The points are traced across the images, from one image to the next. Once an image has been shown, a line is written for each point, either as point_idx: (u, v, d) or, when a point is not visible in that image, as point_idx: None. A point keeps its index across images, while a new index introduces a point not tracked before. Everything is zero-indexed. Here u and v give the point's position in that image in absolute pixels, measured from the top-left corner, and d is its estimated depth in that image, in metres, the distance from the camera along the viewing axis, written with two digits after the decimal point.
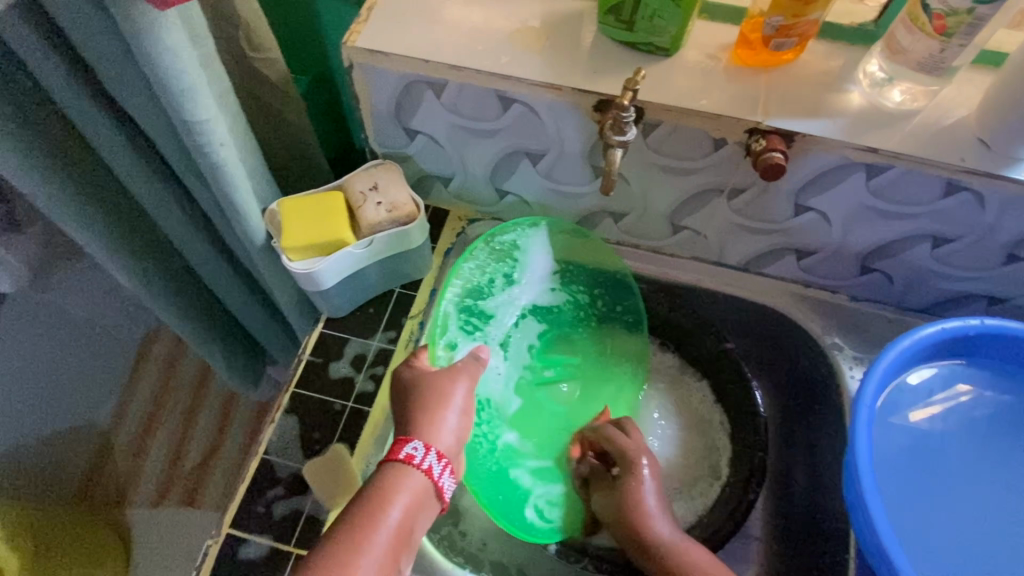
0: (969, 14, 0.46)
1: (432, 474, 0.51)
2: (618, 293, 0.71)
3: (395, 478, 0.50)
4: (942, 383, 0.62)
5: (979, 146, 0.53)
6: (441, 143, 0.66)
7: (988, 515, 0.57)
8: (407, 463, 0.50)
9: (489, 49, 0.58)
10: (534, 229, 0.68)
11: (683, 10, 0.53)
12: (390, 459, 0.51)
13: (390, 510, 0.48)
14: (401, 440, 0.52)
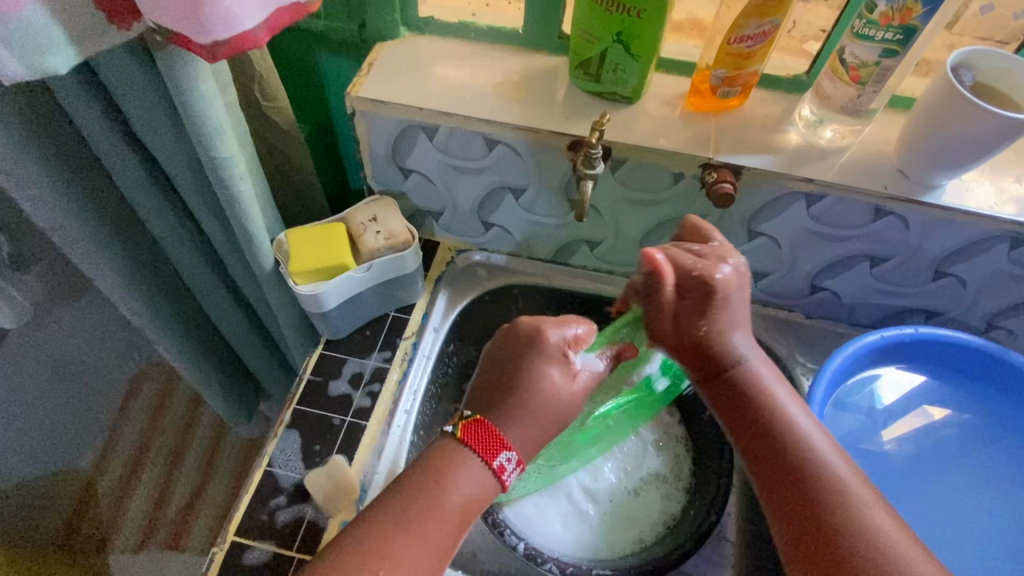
0: (877, 65, 0.56)
1: (504, 482, 0.54)
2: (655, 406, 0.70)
3: (472, 470, 0.53)
4: (906, 405, 0.69)
5: (900, 176, 0.62)
6: (433, 181, 0.73)
7: (967, 522, 0.62)
8: (494, 470, 0.53)
9: (476, 98, 0.67)
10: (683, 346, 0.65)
11: (642, 64, 0.62)
12: (481, 453, 0.53)
13: (457, 505, 0.51)
14: (499, 443, 0.54)
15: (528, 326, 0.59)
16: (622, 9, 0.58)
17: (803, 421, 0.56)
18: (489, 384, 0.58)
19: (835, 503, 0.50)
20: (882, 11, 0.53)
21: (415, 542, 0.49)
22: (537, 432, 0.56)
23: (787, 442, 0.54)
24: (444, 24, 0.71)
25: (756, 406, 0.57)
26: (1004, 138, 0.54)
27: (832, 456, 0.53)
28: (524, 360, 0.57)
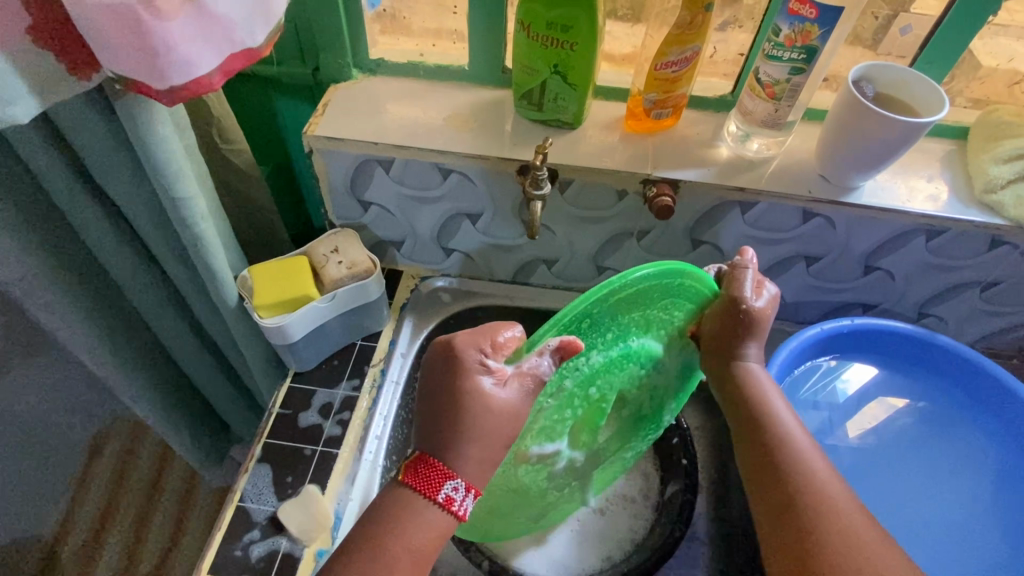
0: (788, 82, 0.62)
1: (460, 513, 0.51)
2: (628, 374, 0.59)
3: (420, 509, 0.50)
4: (860, 400, 0.73)
5: (821, 181, 0.68)
6: (392, 212, 0.76)
7: (932, 506, 0.65)
8: (443, 502, 0.51)
9: (428, 131, 0.71)
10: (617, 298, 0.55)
11: (579, 92, 0.68)
12: (424, 492, 0.51)
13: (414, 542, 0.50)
14: (442, 476, 0.51)
15: (443, 351, 0.55)
16: (557, 43, 0.63)
17: (785, 422, 0.58)
18: (426, 412, 0.54)
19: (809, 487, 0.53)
20: (786, 34, 0.59)
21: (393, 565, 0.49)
22: (489, 450, 0.52)
23: (771, 434, 0.57)
24: (393, 64, 0.76)
25: (744, 405, 0.59)
26: (907, 140, 0.60)
27: (803, 451, 0.56)
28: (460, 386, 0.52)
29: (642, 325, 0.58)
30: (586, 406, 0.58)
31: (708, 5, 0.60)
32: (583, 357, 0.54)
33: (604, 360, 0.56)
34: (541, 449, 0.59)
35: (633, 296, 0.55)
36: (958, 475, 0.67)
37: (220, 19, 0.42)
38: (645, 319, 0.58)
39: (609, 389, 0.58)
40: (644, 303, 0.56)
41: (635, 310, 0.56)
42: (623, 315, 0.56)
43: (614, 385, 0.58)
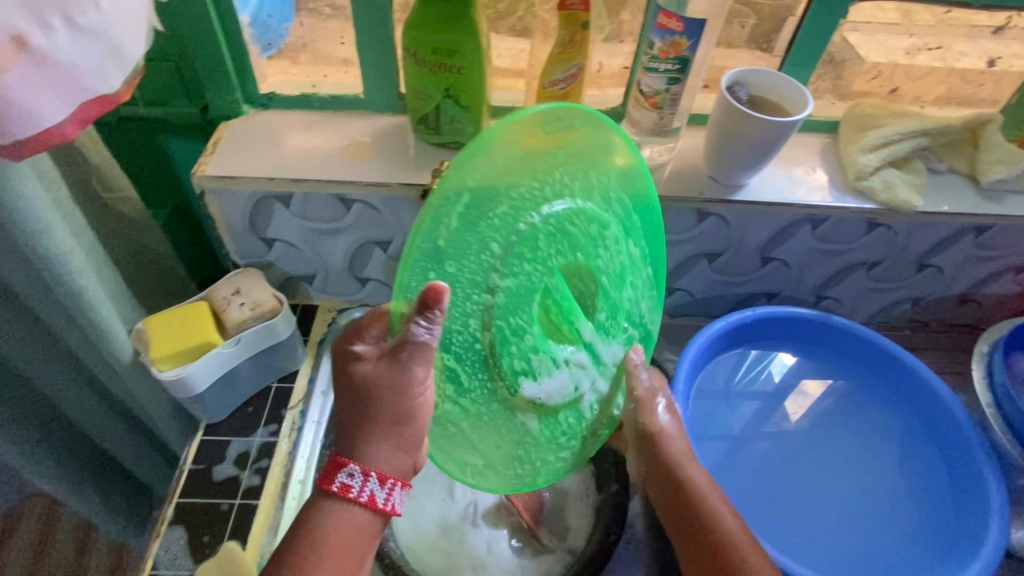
0: (668, 92, 0.65)
1: (369, 503, 0.47)
2: (563, 231, 0.49)
3: (333, 510, 0.47)
4: (782, 389, 0.75)
5: (711, 182, 0.71)
6: (298, 246, 0.74)
7: (859, 485, 0.68)
8: (341, 493, 0.47)
9: (325, 162, 0.69)
10: (477, 197, 0.42)
11: (473, 113, 0.68)
12: (321, 488, 0.47)
13: (327, 547, 0.46)
14: (336, 466, 0.47)
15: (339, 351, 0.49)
16: (445, 67, 0.64)
17: (693, 475, 0.60)
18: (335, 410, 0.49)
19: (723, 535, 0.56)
20: (659, 47, 0.62)
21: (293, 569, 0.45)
22: (396, 437, 0.47)
23: (686, 495, 0.59)
24: (285, 97, 0.74)
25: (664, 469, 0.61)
26: (779, 137, 0.64)
27: (709, 496, 0.59)
28: (354, 379, 0.47)
29: (510, 207, 0.45)
30: (545, 313, 0.51)
31: (585, 24, 0.62)
32: (469, 283, 0.44)
33: (507, 257, 0.46)
34: (542, 392, 0.52)
35: (471, 211, 0.43)
36: (881, 451, 0.71)
37: (65, 69, 0.40)
38: (515, 207, 0.45)
39: (546, 265, 0.49)
40: (482, 202, 0.43)
41: (485, 211, 0.43)
42: (480, 221, 0.44)
43: (548, 264, 0.50)
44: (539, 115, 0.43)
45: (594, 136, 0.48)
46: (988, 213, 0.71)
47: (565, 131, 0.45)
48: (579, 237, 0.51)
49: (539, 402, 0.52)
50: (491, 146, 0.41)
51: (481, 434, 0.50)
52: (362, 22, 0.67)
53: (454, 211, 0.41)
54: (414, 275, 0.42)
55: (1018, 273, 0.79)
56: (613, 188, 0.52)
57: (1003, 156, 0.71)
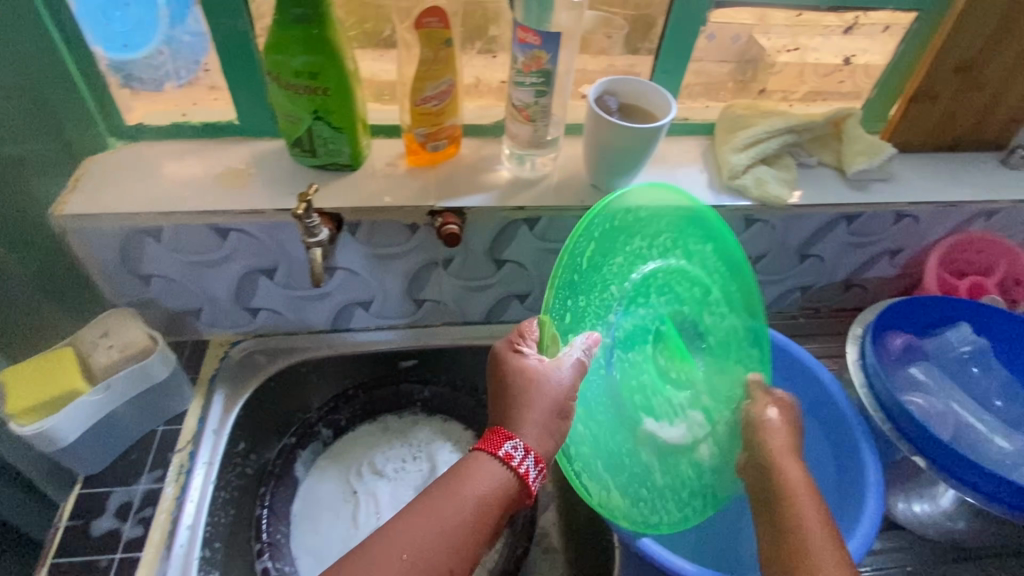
0: (537, 104, 0.65)
1: (522, 473, 0.53)
2: (675, 286, 0.65)
3: (487, 469, 0.53)
4: None
5: (594, 190, 0.73)
6: (178, 281, 0.71)
7: None
8: (505, 461, 0.53)
9: (197, 193, 0.67)
10: (643, 227, 0.60)
11: (348, 134, 0.67)
12: (487, 450, 0.54)
13: (472, 498, 0.51)
14: (502, 436, 0.54)
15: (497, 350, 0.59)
16: (310, 90, 0.62)
17: (796, 486, 0.57)
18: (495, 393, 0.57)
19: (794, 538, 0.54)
20: (522, 61, 0.62)
21: (396, 547, 0.49)
22: (551, 422, 0.54)
23: (782, 507, 0.57)
24: (155, 128, 0.72)
25: (767, 480, 0.59)
26: (647, 141, 0.66)
27: (802, 501, 0.56)
28: (512, 374, 0.56)
29: (647, 264, 0.62)
30: (627, 364, 0.64)
31: (448, 41, 0.62)
32: (593, 316, 0.59)
33: (585, 300, 0.58)
34: (667, 429, 0.63)
35: (598, 254, 0.58)
36: None
37: None
38: (631, 258, 0.60)
39: (657, 311, 0.65)
40: (634, 247, 0.60)
41: (606, 260, 0.59)
42: (614, 266, 0.60)
43: (657, 312, 0.64)
44: (688, 201, 0.61)
45: (708, 218, 0.62)
46: (855, 203, 0.75)
47: (631, 213, 0.59)
48: (685, 295, 0.65)
49: (662, 437, 0.62)
50: (644, 203, 0.59)
51: (603, 464, 0.59)
52: (223, 48, 0.65)
53: (583, 249, 0.56)
54: (558, 303, 0.56)
55: (894, 256, 0.83)
56: (709, 257, 0.64)
57: (864, 148, 0.75)
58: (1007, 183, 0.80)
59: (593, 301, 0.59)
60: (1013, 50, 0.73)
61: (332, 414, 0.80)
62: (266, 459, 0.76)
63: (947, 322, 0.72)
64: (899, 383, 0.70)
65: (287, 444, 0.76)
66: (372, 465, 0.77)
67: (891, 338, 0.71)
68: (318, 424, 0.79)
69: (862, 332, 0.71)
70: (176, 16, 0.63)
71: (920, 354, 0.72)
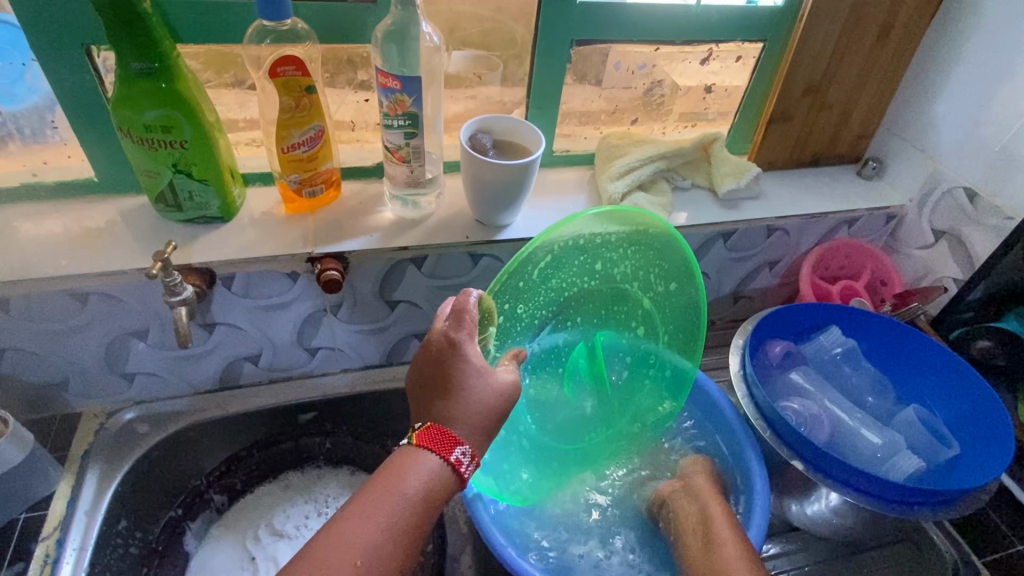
0: (409, 146, 0.66)
1: (464, 477, 0.53)
2: (616, 303, 0.67)
3: (432, 470, 0.52)
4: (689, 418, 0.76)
5: (478, 225, 0.73)
6: (36, 352, 0.66)
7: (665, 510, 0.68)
8: (453, 466, 0.52)
9: (48, 257, 0.63)
10: (604, 241, 0.62)
11: (215, 186, 0.65)
12: (435, 450, 0.52)
13: (414, 495, 0.51)
14: (452, 440, 0.53)
15: (436, 342, 0.55)
16: (165, 144, 0.60)
17: (714, 507, 0.63)
18: (427, 384, 0.55)
19: (713, 569, 0.57)
20: (387, 105, 0.63)
21: (339, 555, 0.47)
22: (486, 429, 0.55)
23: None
24: (3, 190, 0.67)
25: (700, 508, 0.64)
26: (521, 175, 0.67)
27: (717, 522, 0.62)
28: (451, 372, 0.54)
29: (593, 283, 0.65)
30: (557, 369, 0.69)
31: (309, 88, 0.61)
32: (530, 316, 0.63)
33: (526, 309, 0.62)
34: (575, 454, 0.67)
35: (551, 267, 0.61)
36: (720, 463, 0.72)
37: None
38: (583, 270, 0.64)
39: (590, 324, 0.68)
40: (591, 263, 0.64)
41: (557, 270, 0.62)
42: (565, 277, 0.64)
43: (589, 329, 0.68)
44: (660, 222, 0.61)
45: (672, 257, 0.63)
46: (727, 220, 0.79)
47: (596, 234, 0.61)
48: (623, 315, 0.68)
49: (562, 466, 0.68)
50: (614, 223, 0.61)
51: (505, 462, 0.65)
52: (70, 105, 0.62)
53: (535, 260, 0.59)
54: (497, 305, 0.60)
55: (773, 267, 0.88)
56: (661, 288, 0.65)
57: (730, 169, 0.79)
58: (863, 192, 0.87)
59: (530, 310, 0.63)
60: (852, 72, 0.79)
61: (224, 479, 0.75)
62: (151, 536, 0.71)
63: (820, 327, 0.77)
64: (782, 388, 0.74)
65: (173, 517, 0.71)
66: (271, 526, 0.73)
67: (771, 346, 0.75)
68: (209, 491, 0.74)
69: (744, 343, 0.73)
70: (14, 76, 0.61)
71: (800, 358, 0.76)
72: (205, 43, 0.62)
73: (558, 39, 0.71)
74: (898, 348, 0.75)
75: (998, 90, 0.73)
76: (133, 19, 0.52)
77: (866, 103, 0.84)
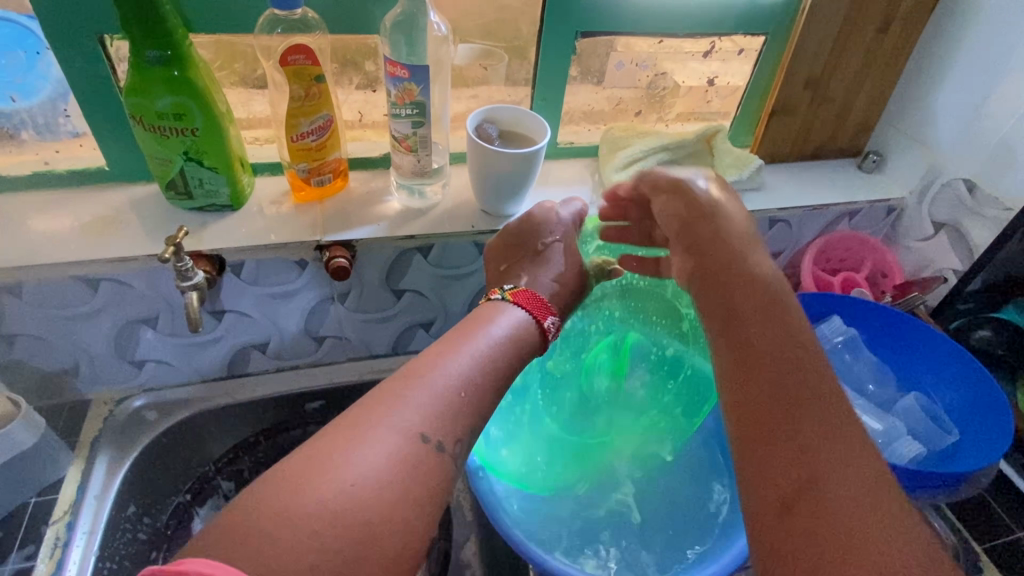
0: (416, 136, 0.67)
1: (545, 338, 0.58)
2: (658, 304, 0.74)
3: (521, 320, 0.57)
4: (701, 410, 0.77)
5: (484, 215, 0.74)
6: (47, 338, 0.67)
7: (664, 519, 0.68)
8: (542, 328, 0.58)
9: (60, 244, 0.64)
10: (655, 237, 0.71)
11: (225, 175, 0.66)
12: (526, 306, 0.58)
13: (500, 337, 0.54)
14: (541, 303, 0.59)
15: (521, 227, 0.66)
16: (177, 131, 0.61)
17: (737, 260, 0.56)
18: (517, 261, 0.64)
19: (753, 392, 0.45)
20: (395, 94, 0.64)
21: (402, 410, 0.44)
22: None
23: (758, 361, 0.47)
24: (15, 179, 0.68)
25: (743, 306, 0.51)
26: (528, 164, 0.67)
27: (778, 338, 0.48)
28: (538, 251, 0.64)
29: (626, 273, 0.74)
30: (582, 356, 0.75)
31: (318, 77, 0.62)
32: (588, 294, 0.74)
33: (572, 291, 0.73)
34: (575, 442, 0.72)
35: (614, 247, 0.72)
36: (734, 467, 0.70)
37: None
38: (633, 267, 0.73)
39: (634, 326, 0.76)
40: (626, 249, 0.74)
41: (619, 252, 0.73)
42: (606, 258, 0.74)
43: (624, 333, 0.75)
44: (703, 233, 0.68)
45: None
46: None
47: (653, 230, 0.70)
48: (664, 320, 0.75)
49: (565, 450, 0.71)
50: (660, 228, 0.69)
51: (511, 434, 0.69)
52: (83, 94, 0.63)
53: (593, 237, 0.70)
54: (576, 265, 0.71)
55: (774, 259, 0.89)
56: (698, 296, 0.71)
57: (732, 161, 0.81)
58: (863, 186, 0.88)
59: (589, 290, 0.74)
60: (853, 66, 0.80)
61: (231, 465, 0.76)
62: (160, 522, 0.72)
63: (822, 316, 0.77)
64: None
65: (181, 502, 0.73)
66: None
67: None
68: (217, 477, 0.76)
69: None
70: (25, 65, 0.62)
71: None
72: (215, 34, 0.63)
73: (563, 33, 0.72)
74: (899, 336, 0.76)
75: (998, 84, 0.74)
76: (146, 7, 0.53)
77: (867, 97, 0.85)
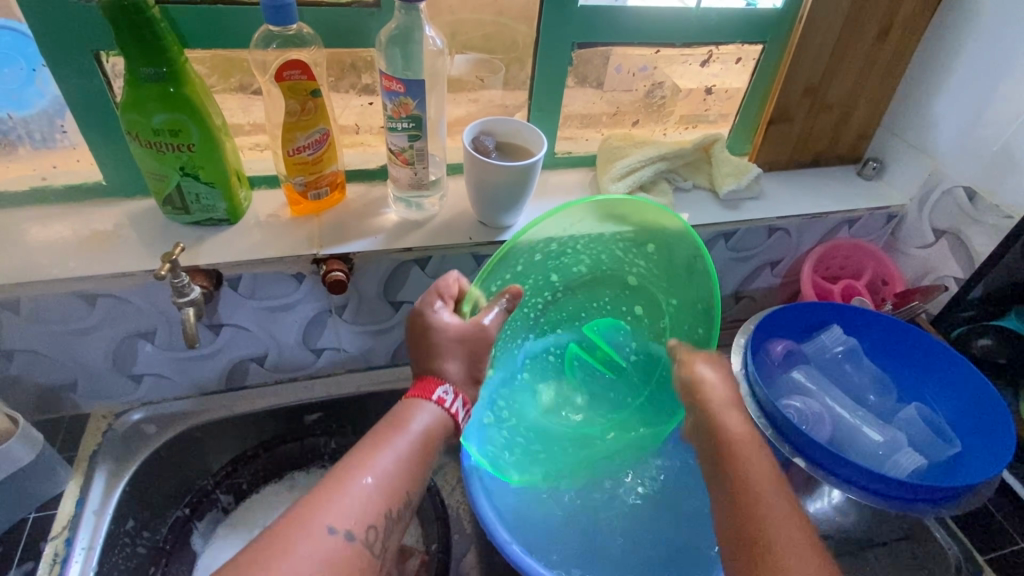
0: (412, 149, 0.66)
1: (453, 413, 0.59)
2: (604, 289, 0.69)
3: (424, 410, 0.58)
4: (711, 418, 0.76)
5: (481, 226, 0.74)
6: (45, 353, 0.67)
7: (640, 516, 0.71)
8: (439, 404, 0.58)
9: (57, 259, 0.64)
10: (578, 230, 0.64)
11: (221, 189, 0.66)
12: (424, 396, 0.59)
13: (410, 432, 0.56)
14: (434, 382, 0.59)
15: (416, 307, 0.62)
16: (173, 147, 0.61)
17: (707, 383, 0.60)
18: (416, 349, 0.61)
19: (742, 526, 0.51)
20: (391, 108, 0.64)
21: None
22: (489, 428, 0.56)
23: (726, 468, 0.55)
24: (13, 194, 0.68)
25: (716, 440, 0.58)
26: (523, 177, 0.67)
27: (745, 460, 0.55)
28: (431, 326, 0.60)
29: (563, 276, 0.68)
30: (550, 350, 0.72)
31: (314, 92, 0.62)
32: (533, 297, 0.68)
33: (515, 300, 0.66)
34: (558, 427, 0.70)
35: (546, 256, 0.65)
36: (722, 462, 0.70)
37: None
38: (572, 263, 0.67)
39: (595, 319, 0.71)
40: (556, 265, 0.66)
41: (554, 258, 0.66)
42: (539, 285, 0.68)
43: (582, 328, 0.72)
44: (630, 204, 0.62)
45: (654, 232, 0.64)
46: (728, 220, 0.79)
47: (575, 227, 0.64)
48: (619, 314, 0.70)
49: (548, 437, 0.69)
50: (583, 220, 0.63)
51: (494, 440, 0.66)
52: (80, 110, 0.63)
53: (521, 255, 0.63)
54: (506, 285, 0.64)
55: (774, 267, 0.89)
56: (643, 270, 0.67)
57: (731, 170, 0.80)
58: (863, 193, 0.87)
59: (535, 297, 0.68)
60: (851, 75, 0.80)
61: (231, 478, 0.76)
62: (159, 535, 0.72)
63: (821, 325, 0.77)
64: (784, 388, 0.74)
65: (180, 515, 0.72)
66: None
67: (773, 345, 0.75)
68: (216, 491, 0.75)
69: (745, 343, 0.74)
70: (22, 81, 0.62)
71: (802, 357, 0.77)
72: (211, 48, 0.63)
73: (560, 43, 0.72)
74: (900, 346, 0.75)
75: (997, 92, 0.74)
76: (143, 27, 0.53)
77: (866, 104, 0.84)
